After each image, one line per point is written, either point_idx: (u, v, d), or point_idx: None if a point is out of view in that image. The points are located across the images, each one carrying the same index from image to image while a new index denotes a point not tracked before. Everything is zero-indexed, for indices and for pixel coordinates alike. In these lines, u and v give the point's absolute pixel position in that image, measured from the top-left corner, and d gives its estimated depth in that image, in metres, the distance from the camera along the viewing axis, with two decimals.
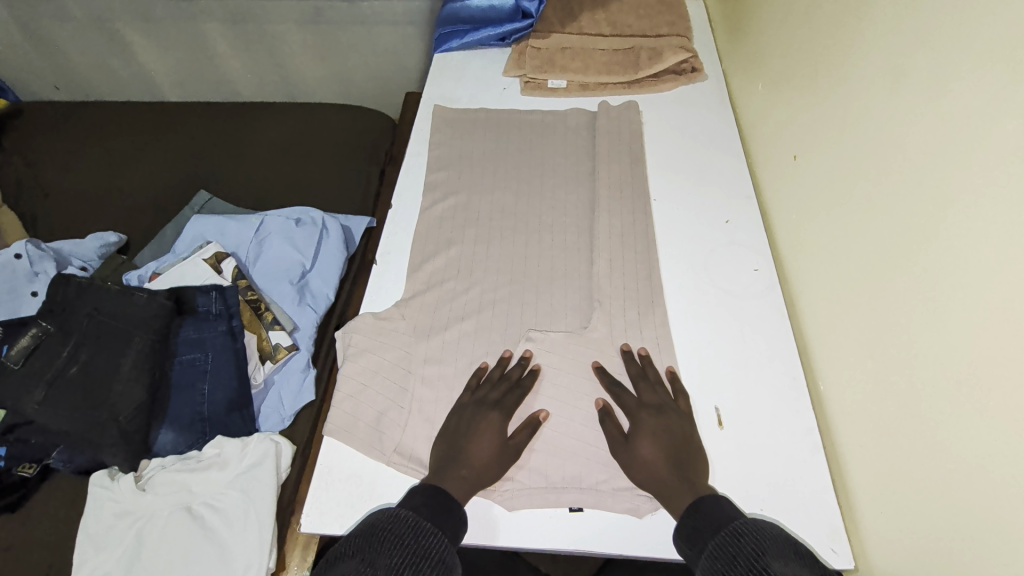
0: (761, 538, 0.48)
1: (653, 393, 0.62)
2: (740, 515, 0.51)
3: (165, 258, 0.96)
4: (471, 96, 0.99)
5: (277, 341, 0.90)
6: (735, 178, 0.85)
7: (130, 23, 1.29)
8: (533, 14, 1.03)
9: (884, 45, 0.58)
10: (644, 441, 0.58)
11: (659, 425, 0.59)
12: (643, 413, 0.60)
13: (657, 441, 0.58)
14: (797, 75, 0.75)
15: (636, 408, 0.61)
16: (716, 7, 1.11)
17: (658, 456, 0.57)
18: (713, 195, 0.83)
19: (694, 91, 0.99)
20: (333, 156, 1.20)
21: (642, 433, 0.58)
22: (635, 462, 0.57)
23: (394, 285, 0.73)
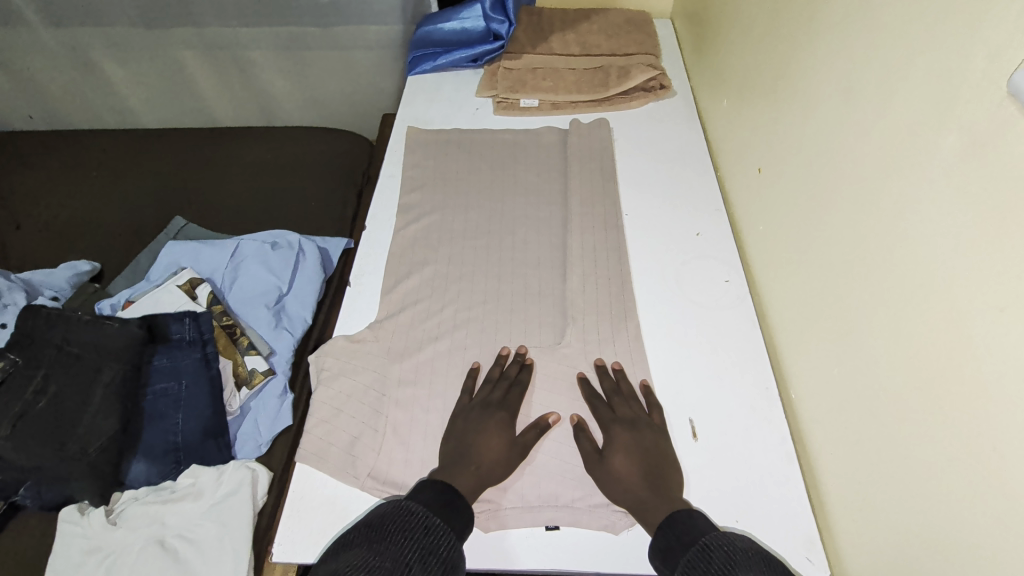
0: (725, 559, 0.48)
1: (627, 407, 0.62)
2: (705, 531, 0.51)
3: (139, 286, 0.95)
4: (444, 117, 1.00)
5: (253, 366, 0.88)
6: (704, 191, 0.87)
7: (101, 53, 1.29)
8: (503, 36, 1.05)
9: (834, 63, 0.60)
10: (617, 456, 0.58)
11: (632, 439, 0.59)
12: (616, 428, 0.60)
13: (631, 455, 0.58)
14: (759, 89, 0.77)
15: (609, 422, 0.61)
16: (681, 26, 1.15)
17: (631, 470, 0.57)
18: (683, 208, 0.84)
19: (664, 108, 1.02)
20: (311, 179, 1.21)
21: (614, 448, 0.59)
22: (610, 480, 0.57)
23: (367, 307, 0.73)
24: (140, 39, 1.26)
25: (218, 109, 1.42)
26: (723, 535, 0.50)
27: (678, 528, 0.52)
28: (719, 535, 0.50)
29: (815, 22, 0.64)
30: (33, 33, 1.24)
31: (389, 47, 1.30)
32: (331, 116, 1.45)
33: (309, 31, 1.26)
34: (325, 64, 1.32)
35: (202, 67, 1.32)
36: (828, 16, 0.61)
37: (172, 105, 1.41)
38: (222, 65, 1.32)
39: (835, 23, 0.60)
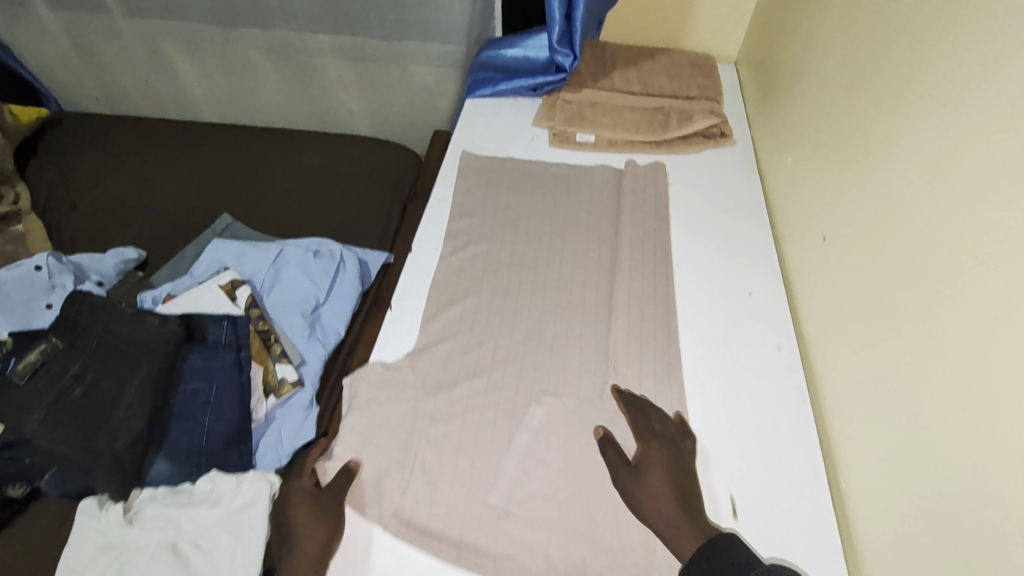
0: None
1: (663, 426, 0.63)
2: (749, 559, 0.49)
3: (182, 280, 0.97)
4: (499, 145, 1.00)
5: (283, 375, 0.88)
6: (760, 248, 0.84)
7: (172, 47, 1.33)
8: (566, 69, 1.03)
9: (921, 141, 0.57)
10: (653, 470, 0.59)
11: (670, 457, 0.60)
12: (655, 444, 0.61)
13: (668, 471, 0.59)
14: (828, 150, 0.75)
15: (647, 437, 0.62)
16: (747, 74, 1.13)
17: (665, 491, 0.57)
18: (736, 266, 0.82)
19: (723, 157, 0.99)
20: (358, 189, 1.21)
21: (650, 462, 0.59)
22: (643, 499, 0.57)
23: (407, 333, 0.72)
24: (209, 36, 1.29)
25: (275, 110, 1.45)
26: (767, 565, 0.49)
27: (725, 554, 0.50)
28: (766, 563, 0.49)
29: (902, 94, 0.61)
30: (111, 22, 1.28)
31: (449, 66, 1.30)
32: (383, 128, 1.47)
33: (372, 43, 1.27)
34: (384, 76, 1.34)
35: (265, 68, 1.35)
36: (919, 91, 0.58)
37: (232, 102, 1.44)
38: (284, 68, 1.34)
39: (926, 100, 0.57)
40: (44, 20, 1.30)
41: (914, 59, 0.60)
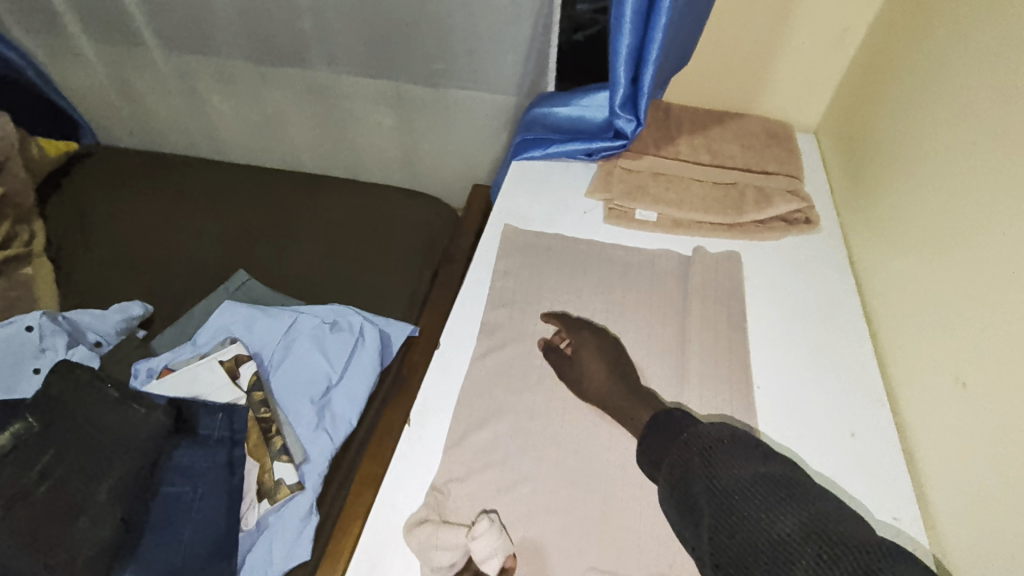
0: (707, 449, 0.51)
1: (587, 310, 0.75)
2: (688, 425, 0.55)
3: (183, 348, 0.87)
4: (547, 217, 0.87)
5: (281, 476, 0.76)
6: (853, 372, 0.70)
7: (208, 84, 1.27)
8: (627, 135, 0.91)
9: None
10: (587, 359, 0.69)
11: (600, 339, 0.71)
12: (586, 331, 0.72)
13: (597, 352, 0.69)
14: (970, 273, 0.60)
15: (576, 329, 0.72)
16: (831, 146, 0.99)
17: (598, 368, 0.68)
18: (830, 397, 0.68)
19: (807, 246, 0.85)
20: (386, 248, 1.11)
21: (583, 349, 0.70)
22: (585, 386, 0.66)
23: (428, 462, 0.61)
24: (246, 75, 1.23)
25: (308, 153, 1.37)
26: (702, 428, 0.54)
27: (666, 426, 0.56)
28: (705, 427, 0.54)
29: None
30: (148, 56, 1.23)
31: (495, 119, 1.20)
32: (418, 177, 1.37)
33: (414, 92, 1.18)
34: (423, 125, 1.24)
35: (301, 111, 1.27)
36: None
37: (265, 142, 1.37)
38: (320, 112, 1.27)
39: None
40: (82, 50, 1.26)
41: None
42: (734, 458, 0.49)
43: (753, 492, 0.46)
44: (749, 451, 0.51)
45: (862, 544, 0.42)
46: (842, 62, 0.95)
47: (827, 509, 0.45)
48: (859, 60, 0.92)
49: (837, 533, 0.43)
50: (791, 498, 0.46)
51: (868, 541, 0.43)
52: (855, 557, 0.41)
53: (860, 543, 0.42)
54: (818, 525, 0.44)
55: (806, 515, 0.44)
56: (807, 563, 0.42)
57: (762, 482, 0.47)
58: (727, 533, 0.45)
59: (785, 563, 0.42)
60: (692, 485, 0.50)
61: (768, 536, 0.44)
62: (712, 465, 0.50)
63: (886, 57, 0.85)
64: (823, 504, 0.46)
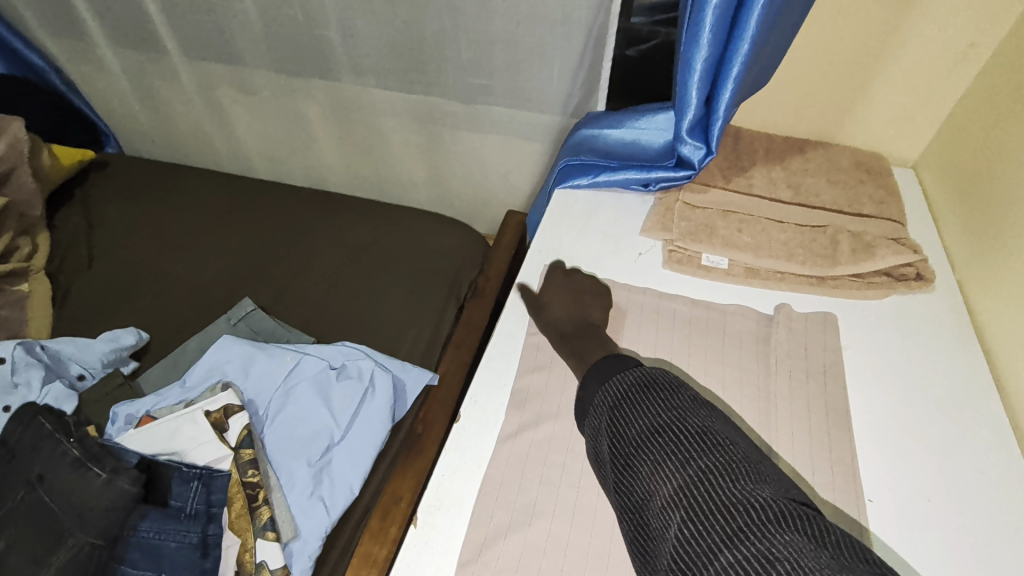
0: (616, 402, 0.50)
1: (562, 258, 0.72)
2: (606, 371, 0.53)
3: (169, 391, 0.76)
4: (594, 258, 0.74)
5: (263, 558, 0.64)
6: (987, 482, 0.55)
7: (230, 94, 1.18)
8: (694, 165, 0.77)
9: None
10: (553, 293, 0.66)
11: (566, 276, 0.68)
12: (558, 270, 0.69)
13: (563, 287, 0.67)
14: None
15: (549, 269, 0.70)
16: (937, 185, 0.83)
17: (561, 300, 0.65)
18: (964, 522, 0.52)
19: (919, 310, 0.69)
20: (408, 279, 0.99)
21: (551, 285, 0.67)
22: (545, 311, 0.65)
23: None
24: (269, 85, 1.14)
25: (333, 170, 1.28)
26: (615, 374, 0.52)
27: (593, 371, 0.55)
28: (622, 373, 0.52)
29: None
30: (169, 63, 1.16)
31: (535, 140, 1.08)
32: (449, 200, 1.26)
33: (447, 108, 1.07)
34: (456, 145, 1.13)
35: (326, 126, 1.18)
36: None
37: (288, 157, 1.28)
38: (346, 127, 1.17)
39: None
40: (102, 54, 1.19)
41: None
42: (638, 415, 0.48)
43: (645, 451, 0.46)
44: (660, 402, 0.48)
45: (743, 503, 0.40)
46: (957, 86, 0.79)
47: (720, 464, 0.43)
48: (981, 85, 0.76)
49: (717, 494, 0.41)
50: (682, 455, 0.44)
51: (757, 501, 0.40)
52: (728, 521, 0.39)
53: (739, 502, 0.40)
54: (701, 485, 0.42)
55: (692, 475, 0.43)
56: (680, 522, 0.41)
57: (658, 439, 0.46)
58: (625, 491, 0.46)
59: (658, 527, 0.42)
60: (600, 442, 0.50)
61: (657, 498, 0.43)
62: (617, 421, 0.49)
63: (1023, 80, 0.69)
64: (715, 454, 0.44)
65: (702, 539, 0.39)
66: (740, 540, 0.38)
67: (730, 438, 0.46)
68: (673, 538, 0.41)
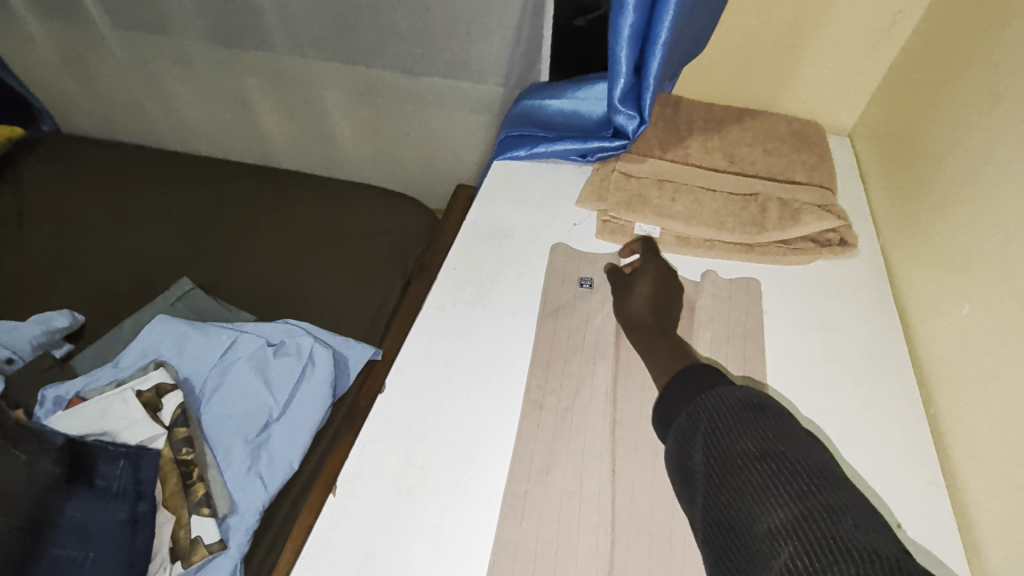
0: (717, 417, 0.46)
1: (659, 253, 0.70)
2: (712, 387, 0.49)
3: (101, 371, 0.75)
4: (528, 228, 0.74)
5: (199, 534, 0.63)
6: (890, 433, 0.57)
7: (166, 66, 1.13)
8: (628, 135, 0.77)
9: None
10: (643, 281, 0.64)
11: (663, 274, 0.65)
12: (652, 263, 0.67)
13: (656, 283, 0.64)
14: (1019, 264, 0.52)
15: (646, 261, 0.68)
16: (870, 152, 0.84)
17: (650, 293, 0.63)
18: (866, 475, 0.55)
19: (841, 274, 0.71)
20: (354, 256, 0.98)
21: (644, 276, 0.65)
22: (628, 297, 0.63)
23: (361, 542, 0.49)
24: (206, 57, 1.09)
25: (280, 145, 1.24)
26: (720, 390, 0.48)
27: (685, 383, 0.51)
28: (728, 389, 0.48)
29: None
30: (98, 33, 1.10)
31: (481, 112, 1.06)
32: (400, 174, 1.24)
33: (391, 78, 1.05)
34: (404, 118, 1.11)
35: (269, 100, 1.15)
36: None
37: (231, 132, 1.24)
38: (289, 100, 1.14)
39: None
40: (26, 23, 1.12)
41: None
42: (741, 434, 0.44)
43: (750, 473, 0.41)
44: (773, 426, 0.44)
45: (853, 548, 0.35)
46: (886, 54, 0.81)
47: (843, 503, 0.38)
48: (908, 52, 0.78)
49: (839, 533, 0.36)
50: (794, 482, 0.40)
51: (881, 551, 0.35)
52: (854, 569, 0.34)
53: (865, 546, 0.35)
54: (818, 518, 0.37)
55: (807, 506, 0.38)
56: (789, 554, 0.37)
57: (768, 464, 0.41)
58: (717, 507, 0.42)
59: (761, 558, 0.38)
60: (694, 454, 0.46)
61: (761, 523, 0.39)
62: (717, 434, 0.45)
63: (943, 46, 0.70)
64: (835, 492, 0.39)
65: None
66: None
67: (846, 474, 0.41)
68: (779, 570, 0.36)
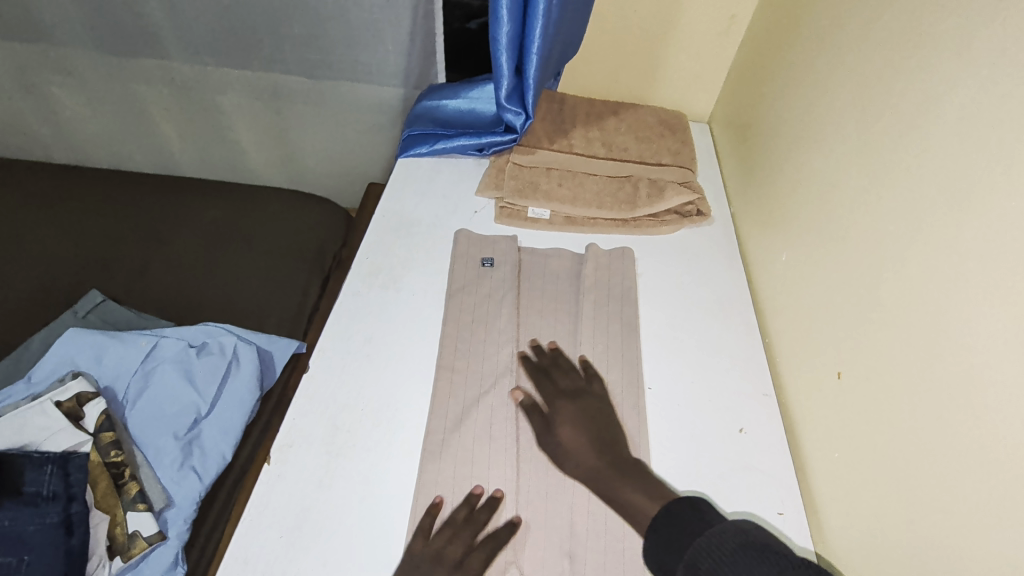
0: (721, 561, 0.44)
1: (568, 378, 0.65)
2: (703, 530, 0.47)
3: (13, 388, 0.75)
4: (434, 218, 0.82)
5: (136, 529, 0.66)
6: (737, 362, 0.71)
7: (48, 76, 1.10)
8: (517, 129, 0.87)
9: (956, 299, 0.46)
10: (566, 427, 0.60)
11: (580, 409, 0.62)
12: (563, 401, 0.63)
13: (581, 422, 0.61)
14: (813, 216, 0.67)
15: (554, 396, 0.63)
16: (723, 136, 0.99)
17: (580, 436, 0.60)
18: (719, 396, 0.67)
19: (699, 239, 0.84)
20: (271, 258, 1.01)
21: (563, 421, 0.61)
22: (562, 450, 0.59)
23: (295, 502, 0.55)
24: (94, 66, 1.07)
25: (182, 154, 1.23)
26: (713, 532, 0.46)
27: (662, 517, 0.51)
28: (720, 529, 0.46)
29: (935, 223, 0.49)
30: None
31: (386, 113, 1.12)
32: (310, 176, 1.27)
33: (293, 83, 1.08)
34: (309, 121, 1.14)
35: (167, 108, 1.14)
36: (956, 229, 0.47)
37: (128, 143, 1.22)
38: (188, 107, 1.14)
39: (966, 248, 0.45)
40: None
41: (975, 172, 0.46)
42: None
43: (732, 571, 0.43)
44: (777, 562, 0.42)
45: None
46: (727, 52, 0.96)
47: None
48: (742, 50, 0.93)
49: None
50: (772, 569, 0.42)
51: None
52: None
53: None
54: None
55: None
56: None
57: None
58: None
59: None
60: None
61: None
62: None
63: (765, 45, 0.85)
64: None
65: None
66: None
67: None
68: None
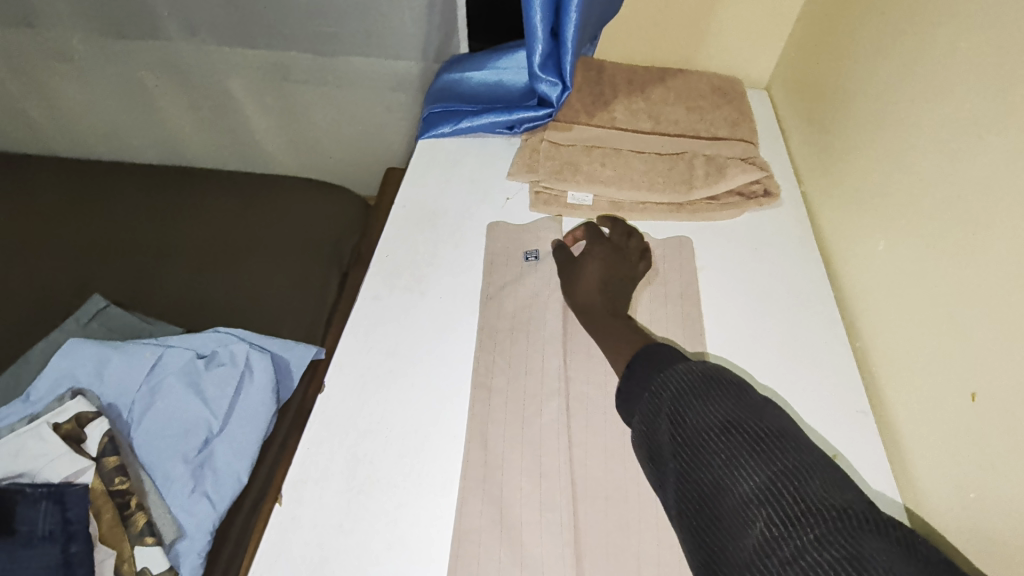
0: (681, 393, 0.45)
1: (622, 238, 0.68)
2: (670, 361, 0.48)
3: (11, 408, 0.68)
4: (461, 207, 0.72)
5: (145, 565, 0.61)
6: (821, 370, 0.60)
7: (41, 63, 1.02)
8: (553, 103, 0.76)
9: None
10: (592, 264, 0.64)
11: (608, 257, 0.64)
12: (597, 247, 0.66)
13: (603, 266, 0.63)
14: (920, 197, 0.55)
15: (592, 244, 0.67)
16: (787, 103, 0.86)
17: (597, 280, 0.62)
18: (802, 412, 0.58)
19: (767, 224, 0.73)
20: (284, 253, 0.93)
21: (591, 258, 0.64)
22: (579, 278, 0.63)
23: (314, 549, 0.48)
24: (88, 49, 0.99)
25: (188, 142, 1.15)
26: (680, 366, 0.47)
27: (648, 359, 0.49)
28: (687, 364, 0.47)
29: None
30: None
31: (403, 90, 1.02)
32: (325, 163, 1.18)
33: (301, 60, 0.98)
34: (320, 103, 1.05)
35: (168, 92, 1.05)
36: None
37: (131, 132, 1.14)
38: (191, 92, 1.05)
39: None
40: None
41: None
42: (706, 409, 0.43)
43: (718, 444, 0.41)
44: (732, 396, 0.44)
45: (822, 507, 0.37)
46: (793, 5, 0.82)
47: (803, 467, 0.39)
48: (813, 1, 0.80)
49: (808, 496, 0.37)
50: (762, 449, 0.40)
51: (843, 502, 0.37)
52: (821, 526, 0.36)
53: (832, 502, 0.37)
54: (785, 485, 0.38)
55: (776, 477, 0.39)
56: (760, 524, 0.37)
57: (733, 436, 0.41)
58: (689, 484, 0.42)
59: (738, 526, 0.38)
60: (659, 434, 0.45)
61: (732, 493, 0.39)
62: (683, 412, 0.44)
63: None
64: (797, 459, 0.39)
65: (790, 540, 0.36)
66: (828, 541, 0.35)
67: (803, 438, 0.42)
68: (750, 531, 0.38)
